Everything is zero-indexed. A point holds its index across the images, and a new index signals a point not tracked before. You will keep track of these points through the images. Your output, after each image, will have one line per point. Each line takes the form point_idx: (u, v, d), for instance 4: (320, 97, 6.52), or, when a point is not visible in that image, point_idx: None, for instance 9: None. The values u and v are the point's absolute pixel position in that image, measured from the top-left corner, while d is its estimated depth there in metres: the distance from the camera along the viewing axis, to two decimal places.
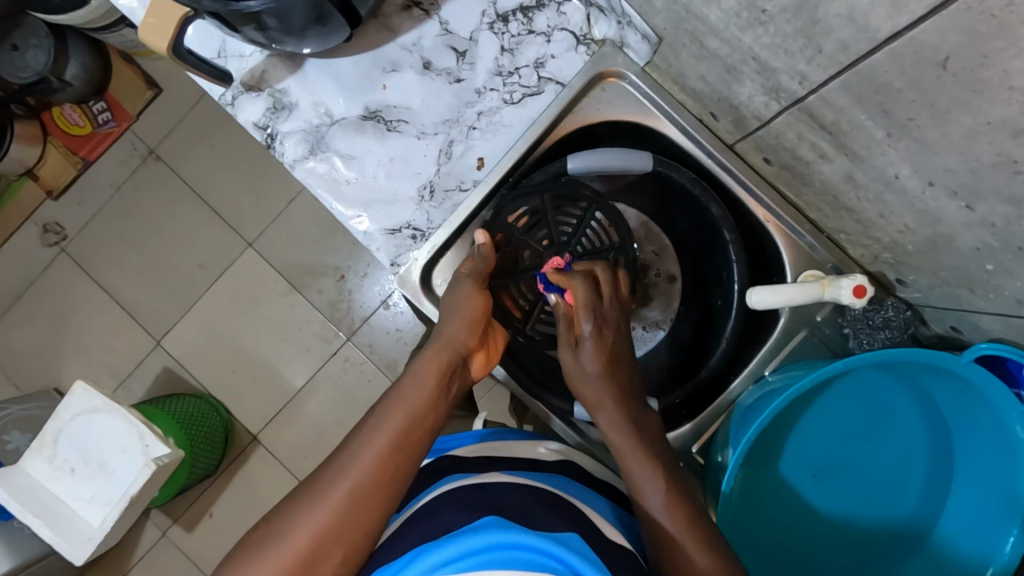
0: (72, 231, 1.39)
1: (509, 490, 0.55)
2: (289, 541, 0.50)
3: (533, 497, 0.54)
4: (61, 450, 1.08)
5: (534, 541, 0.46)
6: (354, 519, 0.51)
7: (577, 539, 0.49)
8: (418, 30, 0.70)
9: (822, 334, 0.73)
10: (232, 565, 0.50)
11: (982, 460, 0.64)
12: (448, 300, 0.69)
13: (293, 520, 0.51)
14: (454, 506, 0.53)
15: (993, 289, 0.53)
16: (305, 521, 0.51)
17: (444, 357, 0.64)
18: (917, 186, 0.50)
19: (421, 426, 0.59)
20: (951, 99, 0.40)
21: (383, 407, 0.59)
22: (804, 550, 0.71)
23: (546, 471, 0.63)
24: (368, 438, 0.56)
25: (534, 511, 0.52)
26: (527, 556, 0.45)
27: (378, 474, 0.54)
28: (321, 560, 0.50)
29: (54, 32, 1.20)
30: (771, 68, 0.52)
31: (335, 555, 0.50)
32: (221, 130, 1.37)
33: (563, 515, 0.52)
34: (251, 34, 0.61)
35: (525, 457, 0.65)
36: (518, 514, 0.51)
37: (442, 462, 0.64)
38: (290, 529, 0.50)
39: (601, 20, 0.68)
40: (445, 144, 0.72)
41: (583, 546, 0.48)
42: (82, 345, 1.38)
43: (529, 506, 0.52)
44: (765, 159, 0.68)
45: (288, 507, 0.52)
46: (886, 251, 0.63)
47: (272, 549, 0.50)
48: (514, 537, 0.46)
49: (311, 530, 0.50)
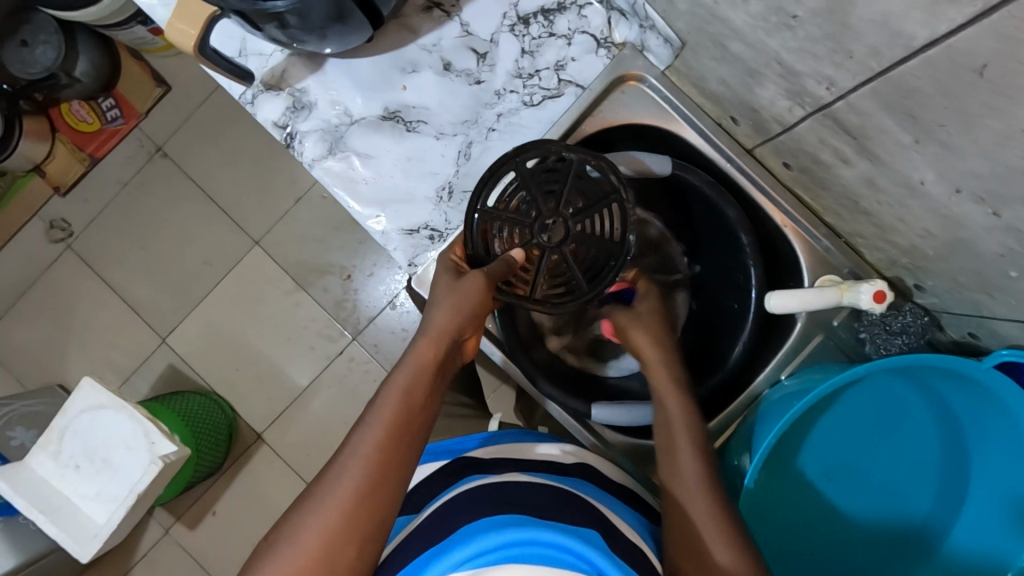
0: (78, 228, 1.39)
1: (519, 485, 0.55)
2: (301, 546, 0.49)
3: (554, 496, 0.54)
4: (67, 446, 1.07)
5: (555, 539, 0.46)
6: (363, 514, 0.51)
7: (596, 535, 0.49)
8: (438, 32, 0.70)
9: (837, 337, 0.73)
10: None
11: (999, 468, 0.64)
12: (442, 287, 0.64)
13: (301, 523, 0.50)
14: (475, 500, 0.53)
15: (1013, 294, 0.53)
16: (314, 523, 0.50)
17: (440, 343, 0.60)
18: (941, 191, 0.50)
19: (416, 417, 0.56)
20: (982, 105, 0.40)
21: (377, 399, 0.56)
22: (822, 555, 0.70)
23: (566, 474, 0.62)
24: (366, 433, 0.54)
25: (554, 509, 0.51)
26: (550, 552, 0.45)
27: (383, 465, 0.52)
28: (338, 558, 0.49)
29: (62, 28, 1.20)
30: (797, 73, 0.53)
31: (351, 550, 0.50)
32: (229, 126, 1.37)
33: (579, 511, 0.52)
34: (272, 32, 0.62)
35: (539, 459, 0.64)
36: (535, 510, 0.51)
37: (458, 462, 0.64)
38: (300, 533, 0.49)
39: (622, 23, 0.68)
40: (464, 146, 0.72)
41: (604, 543, 0.48)
42: (86, 342, 1.38)
43: (548, 504, 0.52)
44: (784, 163, 0.68)
45: (297, 510, 0.51)
46: (904, 256, 0.63)
47: (286, 553, 0.49)
48: (536, 533, 0.46)
49: (321, 532, 0.49)
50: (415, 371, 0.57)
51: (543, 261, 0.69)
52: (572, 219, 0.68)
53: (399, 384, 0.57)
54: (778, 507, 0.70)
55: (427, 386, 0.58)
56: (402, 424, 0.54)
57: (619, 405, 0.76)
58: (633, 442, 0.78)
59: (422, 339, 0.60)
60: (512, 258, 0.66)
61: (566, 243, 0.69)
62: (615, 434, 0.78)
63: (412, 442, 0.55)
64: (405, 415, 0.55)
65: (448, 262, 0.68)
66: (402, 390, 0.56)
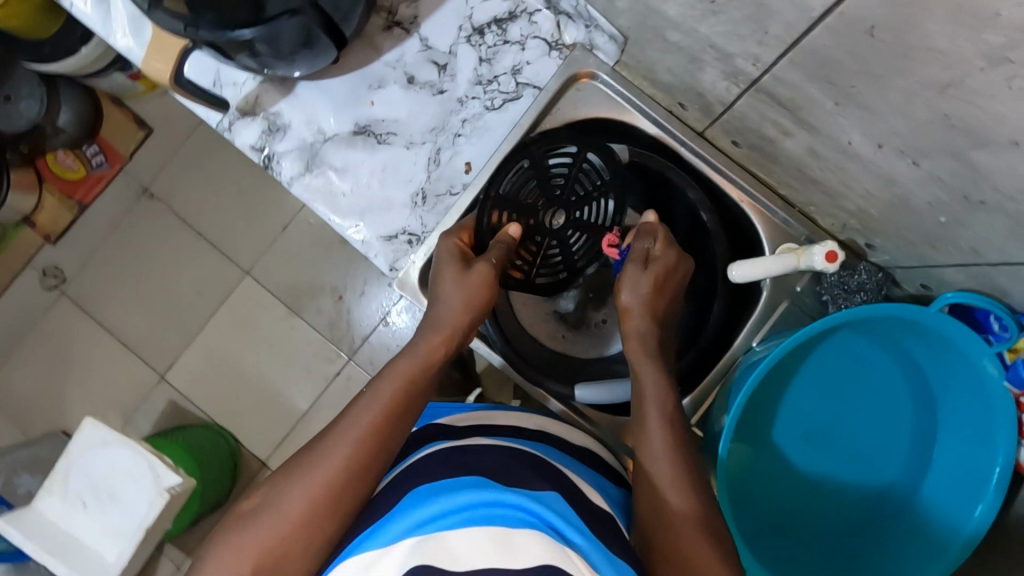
0: (71, 273, 1.42)
1: (483, 450, 0.58)
2: (285, 512, 0.52)
3: (515, 460, 0.56)
4: (72, 487, 1.09)
5: (513, 499, 0.47)
6: (347, 487, 0.53)
7: (553, 497, 0.51)
8: (400, 48, 0.75)
9: (802, 303, 0.76)
10: (229, 534, 0.53)
11: (964, 418, 0.66)
12: (448, 281, 0.68)
13: (286, 491, 0.53)
14: (435, 469, 0.54)
15: (951, 242, 0.57)
16: (300, 490, 0.53)
17: (450, 341, 0.66)
18: (869, 150, 0.54)
19: (414, 401, 0.60)
20: (884, 65, 0.44)
21: (377, 382, 0.61)
22: (796, 512, 0.73)
23: (531, 438, 0.65)
24: (364, 411, 0.58)
25: (517, 472, 0.54)
26: (508, 511, 0.46)
27: (374, 446, 0.56)
28: (316, 526, 0.52)
29: (46, 82, 1.24)
30: (728, 54, 0.57)
31: (331, 521, 0.52)
32: (214, 160, 1.41)
33: (541, 475, 0.55)
34: (244, 60, 0.66)
35: (506, 424, 0.67)
36: (496, 473, 0.53)
37: (423, 432, 0.66)
38: (284, 499, 0.52)
39: (570, 26, 0.73)
40: (433, 152, 0.77)
41: (561, 505, 0.50)
42: (86, 385, 1.40)
43: (508, 469, 0.54)
44: (734, 142, 0.73)
45: (283, 479, 0.54)
46: (853, 218, 0.67)
47: (272, 516, 0.52)
48: (495, 495, 0.48)
49: (305, 500, 0.52)
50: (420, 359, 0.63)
51: (543, 249, 0.75)
52: (574, 207, 0.75)
53: (404, 370, 0.62)
54: (755, 470, 0.73)
55: (428, 376, 0.63)
56: (398, 410, 0.59)
57: (599, 384, 0.80)
58: (615, 422, 0.80)
59: (432, 333, 0.66)
60: (509, 236, 0.71)
61: (565, 230, 0.75)
62: (601, 415, 0.81)
63: (407, 426, 0.59)
64: (404, 402, 0.59)
65: (451, 246, 0.71)
66: (404, 378, 0.61)
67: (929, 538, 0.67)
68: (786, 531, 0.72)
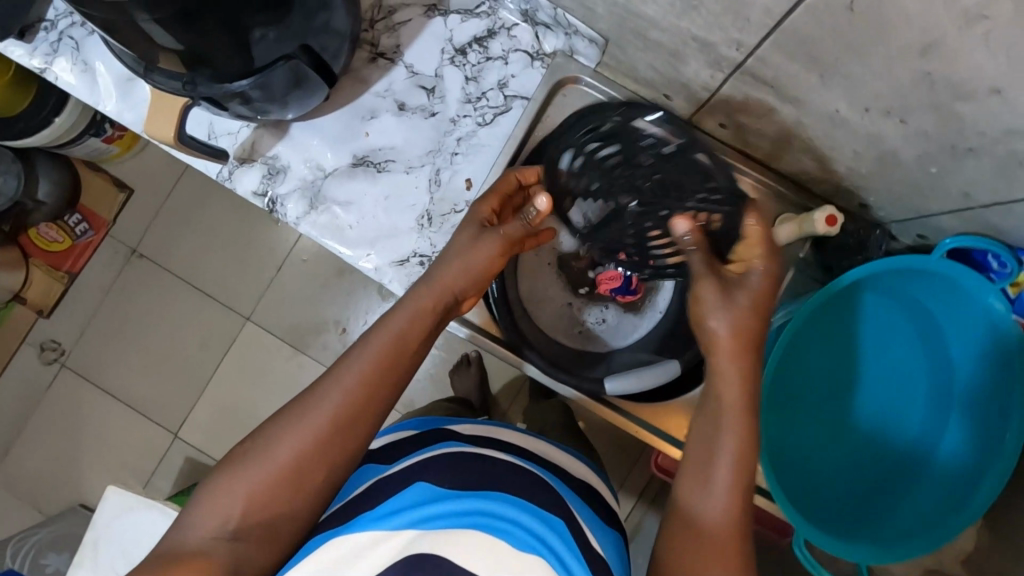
0: (69, 344, 1.40)
1: (491, 465, 0.57)
2: (273, 459, 0.50)
3: (524, 478, 0.57)
4: (102, 556, 1.06)
5: (514, 514, 0.51)
6: (338, 441, 0.52)
7: (558, 522, 0.52)
8: (387, 77, 0.77)
9: (808, 269, 0.79)
10: (217, 475, 0.51)
11: (978, 357, 0.69)
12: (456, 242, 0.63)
13: (274, 437, 0.51)
14: (439, 472, 0.54)
15: (942, 190, 0.60)
16: (289, 439, 0.51)
17: (441, 296, 0.60)
18: (856, 115, 0.57)
19: (407, 360, 0.56)
20: (862, 35, 0.47)
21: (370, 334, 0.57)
22: (832, 469, 0.75)
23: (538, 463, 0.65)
24: (357, 362, 0.54)
25: (522, 486, 0.55)
26: (509, 523, 0.50)
27: (364, 404, 0.53)
28: (306, 478, 0.51)
29: (21, 157, 1.23)
30: (709, 43, 0.60)
31: (320, 473, 0.51)
32: (199, 212, 1.41)
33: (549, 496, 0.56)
34: (238, 109, 0.68)
35: (512, 442, 0.66)
36: (501, 484, 0.55)
37: (433, 431, 0.64)
38: (272, 446, 0.51)
39: (549, 35, 0.76)
40: (432, 174, 0.78)
41: (562, 528, 0.52)
42: (99, 454, 1.38)
43: (517, 482, 0.55)
44: (720, 125, 0.75)
45: (272, 424, 0.53)
46: (844, 180, 0.70)
47: (261, 461, 0.50)
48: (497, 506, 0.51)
49: (293, 451, 0.51)
50: (413, 313, 0.58)
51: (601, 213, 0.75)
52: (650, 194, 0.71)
53: (395, 322, 0.57)
54: (788, 433, 0.75)
55: (421, 332, 0.58)
56: (388, 365, 0.55)
57: (630, 373, 0.80)
58: (642, 409, 0.82)
59: (423, 290, 0.60)
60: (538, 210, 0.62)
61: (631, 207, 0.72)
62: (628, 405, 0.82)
63: (397, 386, 0.56)
64: (396, 358, 0.55)
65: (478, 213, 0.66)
66: (396, 333, 0.56)
67: (961, 475, 0.70)
68: (824, 488, 0.75)
